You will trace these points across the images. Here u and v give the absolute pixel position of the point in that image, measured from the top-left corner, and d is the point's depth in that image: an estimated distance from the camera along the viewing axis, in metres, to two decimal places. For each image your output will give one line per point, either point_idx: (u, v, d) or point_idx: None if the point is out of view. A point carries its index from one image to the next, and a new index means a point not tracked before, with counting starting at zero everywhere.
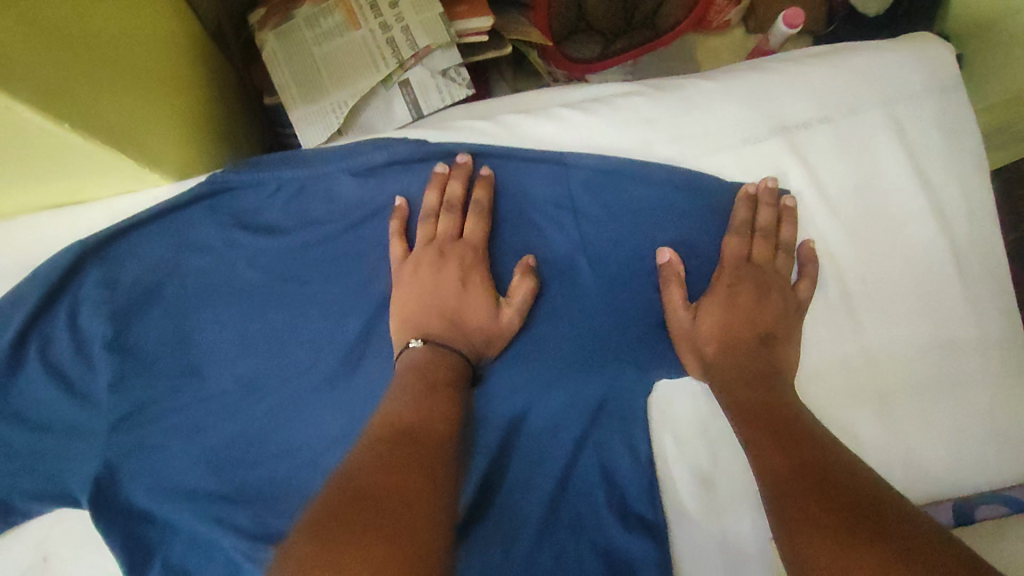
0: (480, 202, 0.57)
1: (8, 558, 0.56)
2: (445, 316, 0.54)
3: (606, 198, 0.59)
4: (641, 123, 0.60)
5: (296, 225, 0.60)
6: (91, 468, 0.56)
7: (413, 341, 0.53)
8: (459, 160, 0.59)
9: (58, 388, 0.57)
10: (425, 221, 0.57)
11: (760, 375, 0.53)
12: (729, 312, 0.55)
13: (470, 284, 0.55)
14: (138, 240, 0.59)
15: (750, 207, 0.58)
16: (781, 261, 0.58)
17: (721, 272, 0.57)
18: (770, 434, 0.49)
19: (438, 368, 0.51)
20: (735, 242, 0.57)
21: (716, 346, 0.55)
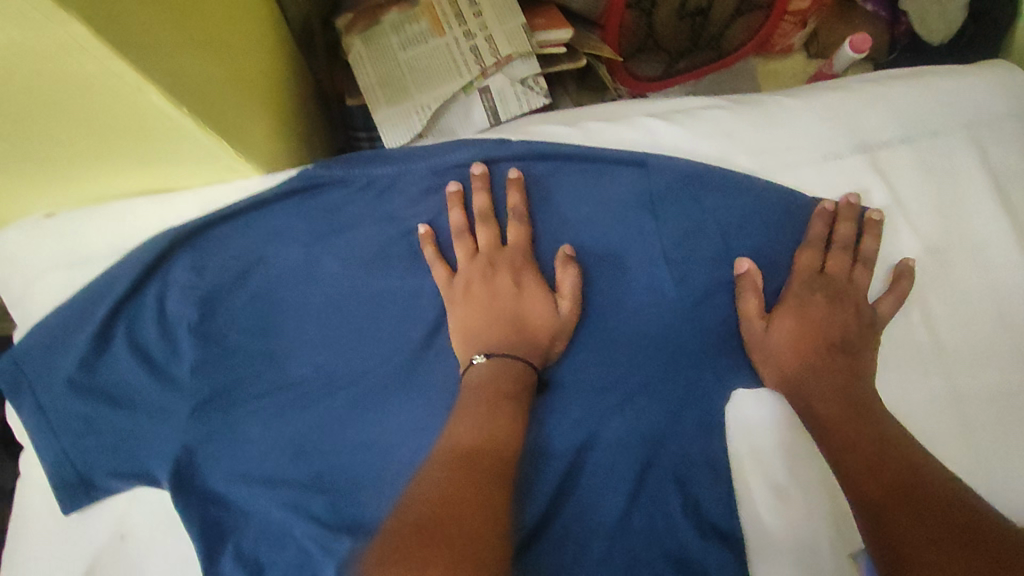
0: (517, 206, 0.59)
1: (88, 534, 0.58)
2: (510, 325, 0.56)
3: (685, 205, 0.60)
4: (722, 134, 0.61)
5: (382, 220, 0.62)
6: (171, 450, 0.57)
7: (475, 356, 0.55)
8: (511, 174, 0.60)
9: (143, 367, 0.59)
10: (462, 238, 0.59)
11: (840, 384, 0.54)
12: (801, 322, 0.57)
13: (522, 285, 0.58)
14: (226, 231, 0.61)
15: (824, 219, 0.59)
16: (856, 273, 0.58)
17: (790, 283, 0.58)
18: (862, 445, 0.49)
19: (512, 381, 0.53)
20: (807, 256, 0.58)
21: (788, 357, 0.56)
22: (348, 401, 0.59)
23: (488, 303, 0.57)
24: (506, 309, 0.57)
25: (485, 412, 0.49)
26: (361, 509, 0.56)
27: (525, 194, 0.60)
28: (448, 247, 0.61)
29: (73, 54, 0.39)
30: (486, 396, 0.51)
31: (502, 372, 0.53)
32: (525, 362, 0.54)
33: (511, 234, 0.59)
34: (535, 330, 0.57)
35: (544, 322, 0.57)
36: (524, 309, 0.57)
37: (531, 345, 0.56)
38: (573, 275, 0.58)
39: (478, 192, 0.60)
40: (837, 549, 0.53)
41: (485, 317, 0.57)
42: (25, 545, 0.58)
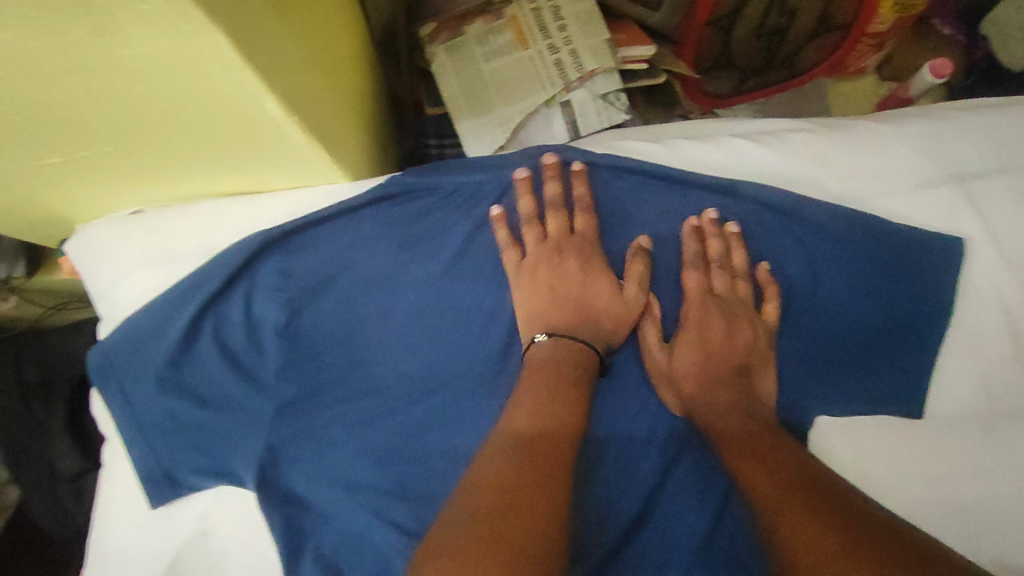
0: (581, 197, 0.60)
1: (173, 529, 0.59)
2: (573, 308, 0.57)
3: (772, 230, 0.60)
4: (812, 159, 0.61)
5: (467, 231, 0.62)
6: (255, 451, 0.58)
7: (537, 335, 0.56)
8: (574, 166, 0.61)
9: (229, 367, 0.60)
10: (531, 224, 0.60)
11: (709, 409, 0.55)
12: (703, 347, 0.57)
13: (589, 271, 0.59)
14: (313, 235, 0.62)
15: (723, 244, 0.59)
16: (741, 287, 0.59)
17: (688, 308, 0.58)
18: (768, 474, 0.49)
19: (575, 363, 0.54)
20: (694, 280, 0.58)
21: (694, 377, 0.57)
22: (430, 411, 0.60)
23: (563, 282, 0.58)
24: (573, 296, 0.58)
25: (542, 403, 0.50)
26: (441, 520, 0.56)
27: (591, 186, 0.61)
28: None
29: (206, 63, 0.40)
30: (540, 371, 0.53)
31: (564, 355, 0.54)
32: (582, 340, 0.56)
33: (578, 223, 0.60)
34: (608, 315, 0.58)
35: (609, 308, 0.58)
36: (586, 292, 0.58)
37: (597, 329, 0.57)
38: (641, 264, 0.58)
39: (549, 181, 0.61)
40: None
41: (547, 301, 0.58)
42: (113, 533, 0.60)
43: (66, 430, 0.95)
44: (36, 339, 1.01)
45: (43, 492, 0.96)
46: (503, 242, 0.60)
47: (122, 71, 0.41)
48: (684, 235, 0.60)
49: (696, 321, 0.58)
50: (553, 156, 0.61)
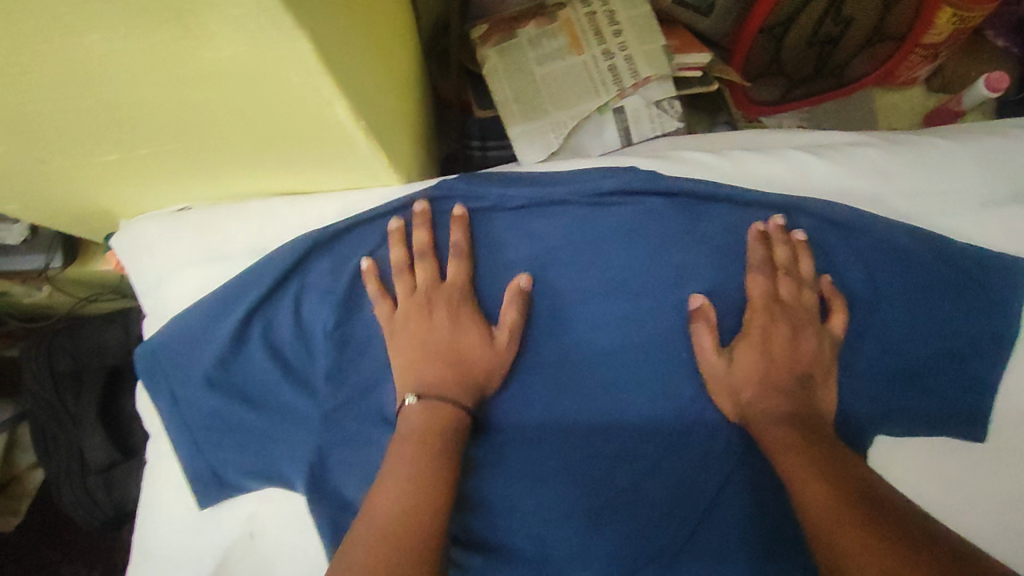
0: (456, 243, 0.59)
1: (219, 529, 0.59)
2: (450, 363, 0.56)
3: (832, 248, 0.59)
4: (875, 175, 0.60)
5: (520, 240, 0.61)
6: (304, 456, 0.58)
7: (407, 398, 0.55)
8: (454, 212, 0.60)
9: (279, 369, 0.60)
10: (401, 276, 0.59)
11: (768, 421, 0.54)
12: (763, 356, 0.56)
13: (459, 317, 0.58)
14: (363, 237, 0.61)
15: (790, 252, 0.58)
16: (806, 296, 0.58)
17: (752, 315, 0.57)
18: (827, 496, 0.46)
19: (444, 431, 0.53)
20: (758, 284, 0.57)
21: (751, 390, 0.56)
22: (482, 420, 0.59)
23: (444, 335, 0.57)
24: (441, 347, 0.57)
25: (411, 478, 0.49)
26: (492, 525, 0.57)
27: (466, 230, 0.60)
28: (585, 273, 0.60)
29: (284, 68, 0.40)
30: (419, 433, 0.52)
31: (435, 421, 0.53)
32: (454, 404, 0.55)
33: (449, 271, 0.59)
34: (467, 371, 0.57)
35: (480, 361, 0.57)
36: (455, 342, 0.57)
37: (466, 383, 0.56)
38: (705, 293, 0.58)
39: (419, 229, 0.60)
40: None
41: (428, 353, 0.57)
42: (160, 530, 0.60)
43: (97, 421, 0.95)
44: (66, 329, 1.01)
45: (73, 483, 0.96)
46: (374, 290, 0.59)
47: (196, 73, 0.40)
48: (752, 239, 0.59)
49: (760, 326, 0.57)
50: (421, 204, 0.60)
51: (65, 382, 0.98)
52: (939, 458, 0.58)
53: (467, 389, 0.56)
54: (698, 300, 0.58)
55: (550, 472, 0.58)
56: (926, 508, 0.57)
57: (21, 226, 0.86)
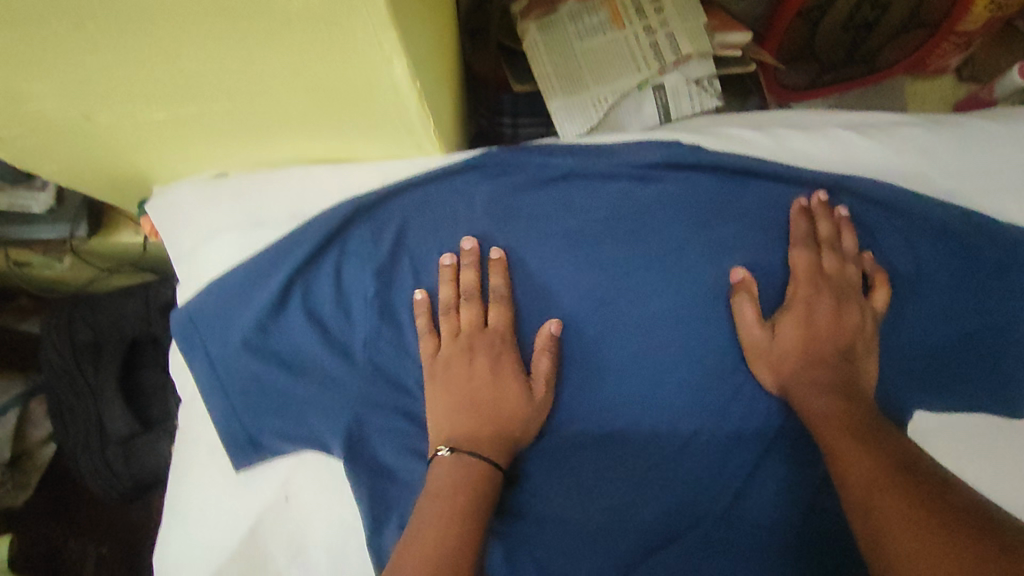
0: (497, 288, 0.58)
1: (254, 492, 0.59)
2: (486, 417, 0.55)
3: (874, 224, 0.59)
4: (918, 153, 0.61)
5: (561, 211, 0.61)
6: (342, 421, 0.58)
7: (440, 450, 0.54)
8: (494, 253, 0.59)
9: (318, 334, 0.60)
10: (447, 315, 0.59)
11: (811, 397, 0.54)
12: (807, 327, 0.56)
13: (499, 369, 0.57)
14: (405, 204, 0.61)
15: (833, 226, 0.58)
16: (850, 271, 0.58)
17: (796, 286, 0.58)
18: (869, 473, 0.46)
19: (478, 483, 0.51)
20: (803, 258, 0.57)
21: (790, 360, 0.56)
22: None
23: (481, 386, 0.56)
24: (480, 397, 0.56)
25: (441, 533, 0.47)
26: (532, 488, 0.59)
27: (507, 277, 0.59)
28: (626, 245, 0.60)
29: (352, 18, 0.40)
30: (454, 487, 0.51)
31: (468, 474, 0.52)
32: (485, 458, 0.53)
33: (492, 316, 0.58)
34: (497, 427, 0.55)
35: (518, 414, 0.56)
36: (493, 394, 0.56)
37: (500, 440, 0.55)
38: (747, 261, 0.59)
39: (466, 268, 0.59)
40: None
41: (465, 405, 0.56)
42: (193, 493, 0.60)
43: (116, 391, 0.96)
44: (86, 302, 1.01)
45: (93, 454, 0.96)
46: (421, 327, 0.59)
47: (261, 25, 0.40)
48: (793, 216, 0.59)
49: (803, 301, 0.57)
50: (469, 242, 0.59)
51: (84, 354, 0.98)
52: (976, 436, 0.59)
53: (502, 444, 0.55)
54: (742, 272, 0.58)
55: (590, 438, 0.59)
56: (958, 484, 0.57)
57: (47, 194, 0.86)
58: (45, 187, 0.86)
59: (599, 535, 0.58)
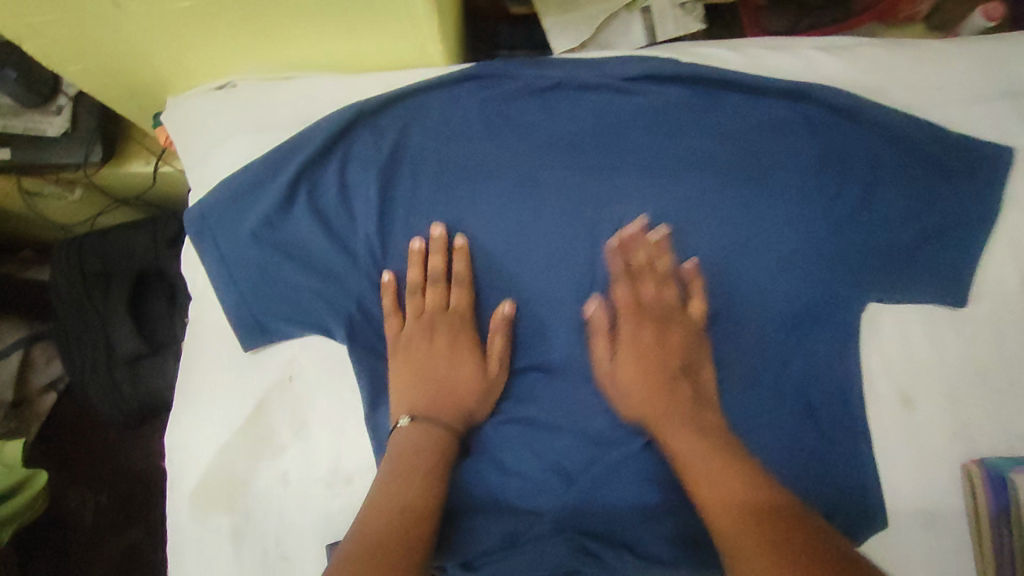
0: (459, 273, 0.63)
1: (261, 373, 0.64)
2: (442, 388, 0.61)
3: (838, 131, 0.64)
4: (878, 71, 0.66)
5: (549, 120, 0.66)
6: (345, 308, 0.63)
7: (401, 420, 0.59)
8: (457, 240, 0.63)
9: (321, 228, 0.64)
10: (413, 296, 0.63)
11: (660, 414, 0.57)
12: (642, 359, 0.61)
13: (457, 349, 0.63)
14: (405, 111, 0.66)
15: (647, 254, 0.63)
16: (666, 293, 0.63)
17: (620, 321, 0.63)
18: (706, 469, 0.51)
19: (432, 448, 0.57)
20: (622, 292, 0.62)
21: (636, 387, 0.60)
22: (512, 283, 0.64)
23: (439, 365, 0.62)
24: (437, 374, 0.61)
25: (409, 484, 0.53)
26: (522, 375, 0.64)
27: (469, 261, 0.63)
28: (608, 151, 0.65)
29: None
30: (414, 452, 0.56)
31: (427, 438, 0.57)
32: (445, 423, 0.59)
33: (453, 299, 0.63)
34: (455, 397, 0.61)
35: (472, 391, 0.62)
36: (450, 371, 0.62)
37: (455, 411, 0.61)
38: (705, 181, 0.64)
39: (434, 253, 0.63)
40: (957, 449, 0.61)
41: (422, 380, 0.61)
42: (204, 375, 0.65)
43: (124, 312, 0.99)
44: (98, 234, 1.06)
45: (101, 374, 1.02)
46: (387, 307, 0.63)
47: None
48: (607, 252, 0.63)
49: (643, 346, 0.61)
50: (439, 229, 0.62)
51: (94, 283, 1.03)
52: (931, 325, 0.63)
53: (458, 414, 0.61)
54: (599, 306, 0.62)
55: (573, 330, 0.63)
56: (905, 372, 0.63)
57: (61, 118, 0.93)
58: (61, 112, 0.93)
59: (581, 413, 0.63)
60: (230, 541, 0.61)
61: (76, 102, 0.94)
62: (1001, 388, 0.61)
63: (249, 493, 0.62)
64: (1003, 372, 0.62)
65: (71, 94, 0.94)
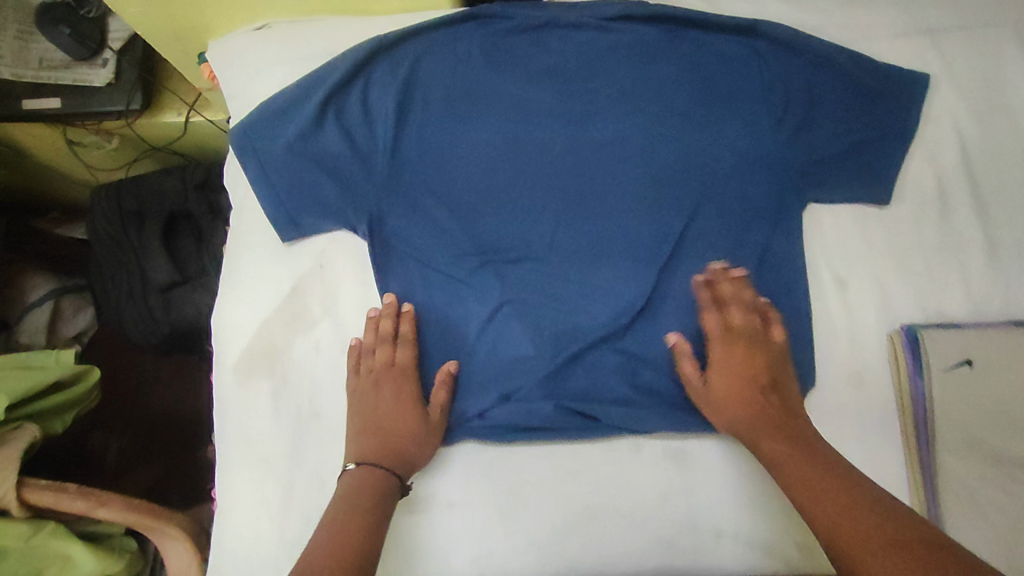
0: (404, 334, 0.72)
1: (296, 262, 0.75)
2: (385, 437, 0.68)
3: (782, 61, 0.75)
4: (816, 13, 0.78)
5: (539, 52, 0.77)
6: (366, 208, 0.74)
7: (349, 465, 0.67)
8: (403, 307, 0.73)
9: (347, 143, 0.74)
10: (365, 356, 0.72)
11: (757, 427, 0.65)
12: (736, 375, 0.68)
13: (401, 399, 0.70)
14: (417, 45, 0.76)
15: (726, 287, 0.71)
16: (751, 320, 0.69)
17: (711, 345, 0.70)
18: (808, 482, 0.59)
19: (372, 494, 0.64)
20: (711, 321, 0.70)
21: (731, 401, 0.67)
22: (509, 188, 0.74)
23: (391, 412, 0.69)
24: (382, 422, 0.69)
25: (347, 520, 0.62)
26: (516, 265, 0.73)
27: (414, 324, 0.72)
28: (589, 77, 0.76)
29: None
30: (358, 492, 0.64)
31: (370, 481, 0.65)
32: (387, 471, 0.66)
33: (399, 356, 0.71)
34: (399, 443, 0.68)
35: (416, 438, 0.69)
36: (393, 420, 0.69)
37: (397, 454, 0.68)
38: (667, 113, 0.75)
39: (385, 318, 0.72)
40: (881, 324, 0.73)
41: (368, 430, 0.69)
42: (245, 268, 0.76)
43: (158, 246, 1.12)
44: (132, 180, 1.18)
45: (137, 301, 1.15)
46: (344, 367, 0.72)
47: None
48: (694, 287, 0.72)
49: (728, 367, 0.69)
50: (388, 297, 0.72)
51: (130, 221, 1.15)
52: (863, 222, 0.74)
53: (399, 459, 0.68)
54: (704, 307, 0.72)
55: (560, 228, 0.74)
56: (841, 262, 0.74)
57: (107, 70, 1.05)
58: (106, 64, 1.06)
59: (565, 294, 0.73)
60: (269, 400, 0.73)
61: (120, 55, 1.05)
62: (917, 273, 0.73)
63: (287, 362, 0.74)
64: (918, 259, 0.74)
65: (116, 48, 1.05)
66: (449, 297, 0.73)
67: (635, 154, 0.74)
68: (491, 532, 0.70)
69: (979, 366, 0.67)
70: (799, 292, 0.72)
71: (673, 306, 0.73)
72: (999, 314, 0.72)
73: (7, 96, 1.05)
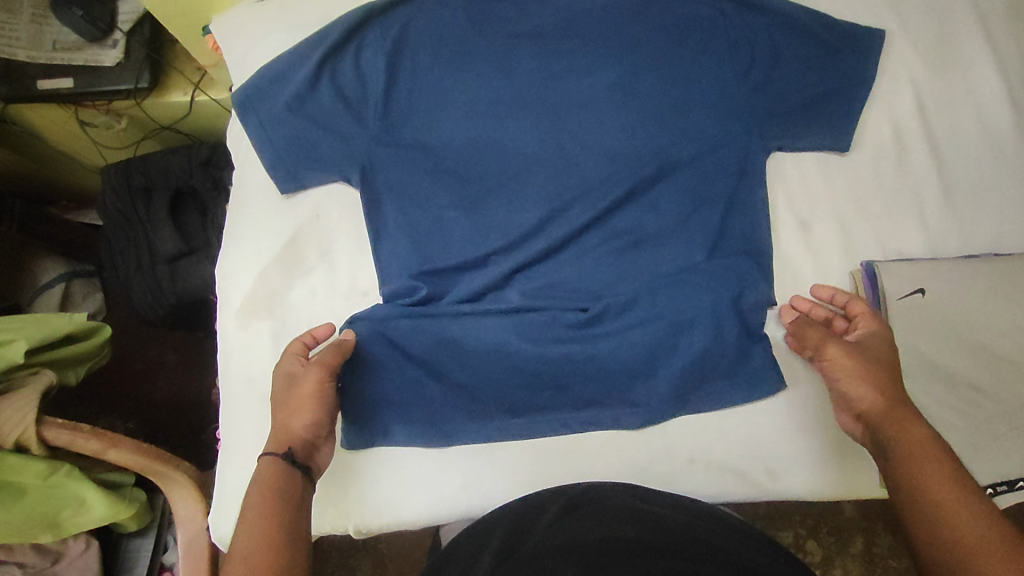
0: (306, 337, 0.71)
1: (295, 213, 0.81)
2: (284, 421, 0.66)
3: (749, 20, 0.80)
4: None
5: (520, 16, 0.82)
6: (359, 160, 0.77)
7: (263, 453, 0.64)
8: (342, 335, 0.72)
9: (341, 103, 0.78)
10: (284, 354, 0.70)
11: (893, 399, 0.63)
12: (866, 347, 0.67)
13: (291, 383, 0.67)
14: (408, 11, 0.81)
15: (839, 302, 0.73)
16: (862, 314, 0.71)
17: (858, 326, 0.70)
18: (928, 471, 0.57)
19: (276, 478, 0.61)
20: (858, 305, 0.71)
21: (865, 365, 0.65)
22: (496, 139, 0.79)
23: (279, 403, 0.67)
24: (285, 406, 0.67)
25: (264, 514, 0.58)
26: (502, 209, 0.78)
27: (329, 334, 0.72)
28: (568, 38, 0.81)
29: None
30: (261, 482, 0.61)
31: (274, 471, 0.62)
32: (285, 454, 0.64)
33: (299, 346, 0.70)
34: (297, 429, 0.65)
35: (308, 418, 0.66)
36: (292, 407, 0.66)
37: (290, 436, 0.65)
38: (643, 69, 0.80)
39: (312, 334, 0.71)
40: (844, 263, 0.78)
41: (275, 417, 0.67)
42: (248, 220, 0.81)
43: (165, 220, 1.18)
44: (139, 158, 1.22)
45: (145, 273, 1.19)
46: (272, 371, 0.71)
47: None
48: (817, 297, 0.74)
49: (868, 350, 0.67)
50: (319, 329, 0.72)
51: (139, 196, 1.21)
52: (824, 167, 0.80)
53: (298, 446, 0.65)
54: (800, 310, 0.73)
55: (541, 174, 0.78)
56: (805, 205, 0.79)
57: (116, 50, 1.11)
58: (115, 45, 1.11)
59: (548, 233, 0.77)
60: (269, 341, 0.78)
61: (129, 36, 1.11)
62: (875, 214, 0.79)
63: (288, 305, 0.80)
64: (878, 200, 0.79)
65: (125, 29, 1.11)
66: (438, 242, 0.77)
67: (614, 107, 0.79)
68: (480, 458, 0.75)
69: (931, 294, 0.74)
70: (766, 233, 0.77)
71: (654, 246, 0.77)
72: (953, 249, 0.78)
73: (23, 78, 1.10)
